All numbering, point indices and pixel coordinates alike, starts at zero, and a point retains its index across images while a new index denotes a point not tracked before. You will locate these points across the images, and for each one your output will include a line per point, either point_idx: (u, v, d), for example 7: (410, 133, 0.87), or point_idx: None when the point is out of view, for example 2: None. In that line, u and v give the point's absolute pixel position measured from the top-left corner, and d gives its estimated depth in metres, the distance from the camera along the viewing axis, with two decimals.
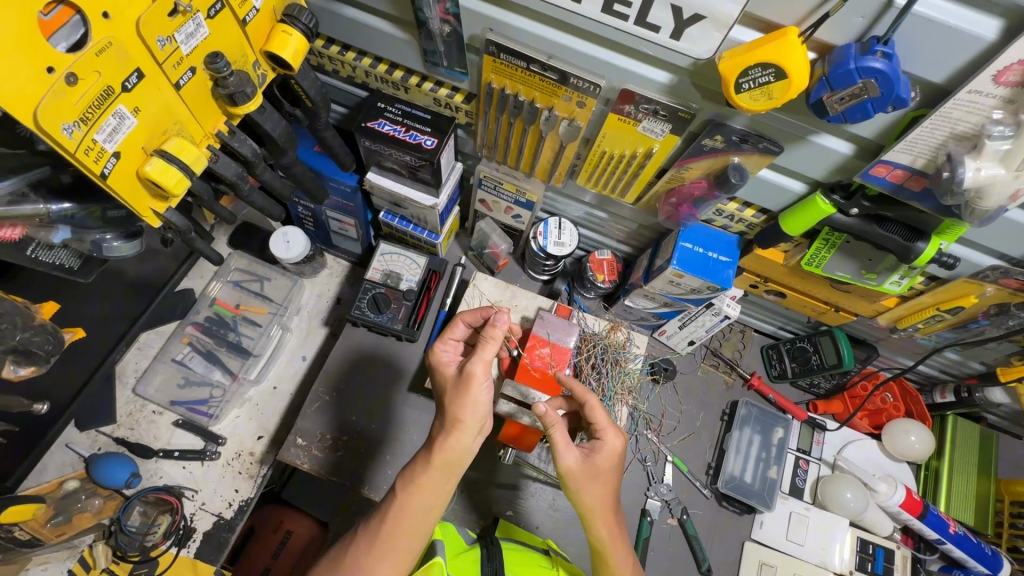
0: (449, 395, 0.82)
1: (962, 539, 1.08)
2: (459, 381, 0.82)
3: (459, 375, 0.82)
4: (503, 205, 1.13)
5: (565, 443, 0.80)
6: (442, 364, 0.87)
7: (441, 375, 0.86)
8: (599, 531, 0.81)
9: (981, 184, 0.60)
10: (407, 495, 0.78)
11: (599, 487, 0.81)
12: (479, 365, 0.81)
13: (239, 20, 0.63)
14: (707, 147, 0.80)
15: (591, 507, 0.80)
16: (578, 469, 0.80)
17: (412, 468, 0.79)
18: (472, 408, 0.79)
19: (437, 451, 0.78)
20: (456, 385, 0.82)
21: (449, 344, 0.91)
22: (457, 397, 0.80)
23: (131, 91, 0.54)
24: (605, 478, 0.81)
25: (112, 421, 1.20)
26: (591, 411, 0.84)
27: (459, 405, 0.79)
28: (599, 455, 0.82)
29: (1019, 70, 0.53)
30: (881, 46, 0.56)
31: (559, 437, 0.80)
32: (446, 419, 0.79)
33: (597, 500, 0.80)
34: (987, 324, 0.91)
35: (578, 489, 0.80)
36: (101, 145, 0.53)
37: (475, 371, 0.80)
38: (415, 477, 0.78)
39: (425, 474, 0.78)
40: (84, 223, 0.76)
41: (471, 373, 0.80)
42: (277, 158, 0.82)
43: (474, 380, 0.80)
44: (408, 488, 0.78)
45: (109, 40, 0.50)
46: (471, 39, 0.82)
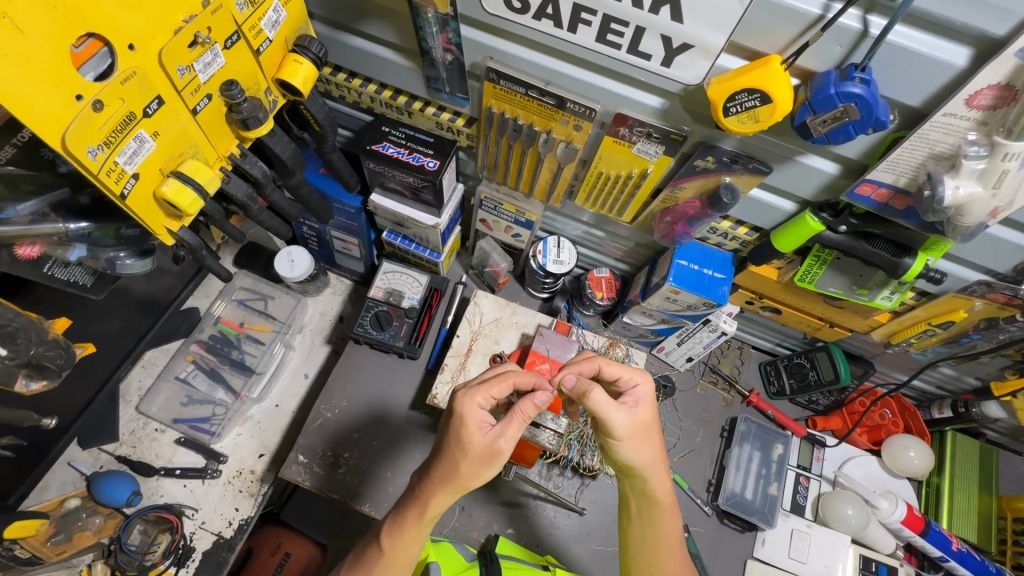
0: (468, 461, 0.73)
1: (966, 556, 1.07)
2: (484, 452, 0.73)
3: (487, 448, 0.73)
4: (503, 224, 1.16)
5: (613, 405, 0.75)
6: (473, 426, 0.73)
7: (466, 438, 0.73)
8: (656, 485, 0.80)
9: (961, 201, 0.63)
10: (397, 550, 0.77)
11: (650, 440, 0.78)
12: (510, 444, 0.74)
13: (253, 50, 0.67)
14: (698, 167, 0.83)
15: (648, 461, 0.78)
16: (631, 429, 0.76)
17: (399, 518, 0.78)
18: (481, 479, 0.75)
19: (428, 509, 0.76)
20: (481, 456, 0.73)
21: (484, 397, 0.75)
22: (474, 466, 0.73)
23: (151, 116, 0.57)
24: (652, 432, 0.79)
25: (114, 439, 1.21)
26: (610, 367, 0.82)
27: (473, 473, 0.73)
28: (642, 408, 0.78)
29: (990, 94, 0.56)
30: (859, 72, 0.59)
31: (605, 402, 0.74)
32: (457, 481, 0.74)
33: (652, 452, 0.79)
34: (978, 338, 0.93)
35: (633, 446, 0.77)
36: (122, 167, 0.56)
37: (505, 451, 0.74)
38: (402, 533, 0.77)
39: (412, 531, 0.77)
40: (100, 241, 0.78)
41: (498, 451, 0.73)
42: (285, 179, 0.85)
43: (500, 460, 0.74)
44: (393, 548, 0.77)
45: (133, 70, 0.54)
46: (472, 67, 0.86)
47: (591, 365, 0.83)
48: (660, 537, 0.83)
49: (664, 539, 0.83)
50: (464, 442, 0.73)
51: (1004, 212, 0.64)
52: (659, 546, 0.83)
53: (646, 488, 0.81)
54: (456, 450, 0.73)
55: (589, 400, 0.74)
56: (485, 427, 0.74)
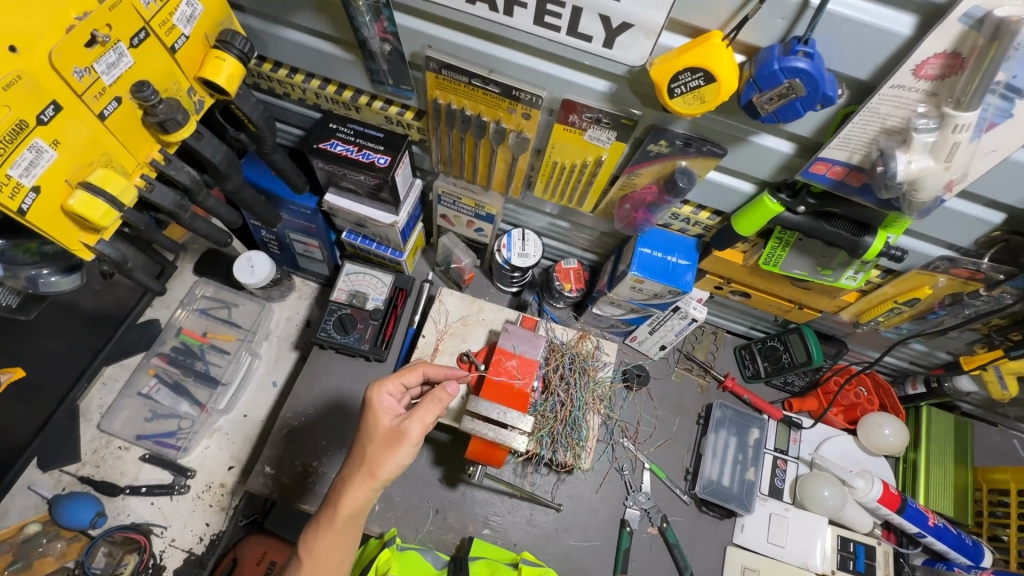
0: (374, 443, 0.77)
1: (943, 531, 1.07)
2: (392, 434, 0.78)
3: (393, 429, 0.78)
4: (464, 219, 1.13)
5: None
6: (381, 411, 0.80)
7: (372, 421, 0.80)
8: None
9: (914, 176, 0.60)
10: (314, 558, 0.76)
11: None
12: (416, 425, 0.77)
13: (166, 48, 0.63)
14: (653, 152, 0.80)
15: None
16: None
17: (315, 528, 0.77)
18: (391, 466, 0.76)
19: (341, 509, 0.76)
20: (386, 439, 0.78)
21: (394, 386, 0.84)
22: (382, 448, 0.77)
23: (47, 124, 0.53)
24: None
25: (76, 460, 1.18)
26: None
27: (379, 459, 0.76)
28: None
29: (937, 63, 0.53)
30: (802, 45, 0.56)
31: None
32: (363, 468, 0.76)
33: None
34: (945, 314, 0.91)
35: None
36: (17, 180, 0.52)
37: (411, 433, 0.77)
38: (319, 538, 0.76)
39: (329, 535, 0.76)
40: (17, 259, 0.72)
41: (407, 432, 0.77)
42: (222, 184, 0.80)
43: (406, 441, 0.76)
44: (312, 557, 0.76)
45: (18, 74, 0.49)
46: (413, 57, 0.82)
47: None
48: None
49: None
50: (372, 425, 0.80)
51: (960, 185, 0.62)
52: None
53: None
54: (369, 435, 0.79)
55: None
56: (392, 411, 0.81)
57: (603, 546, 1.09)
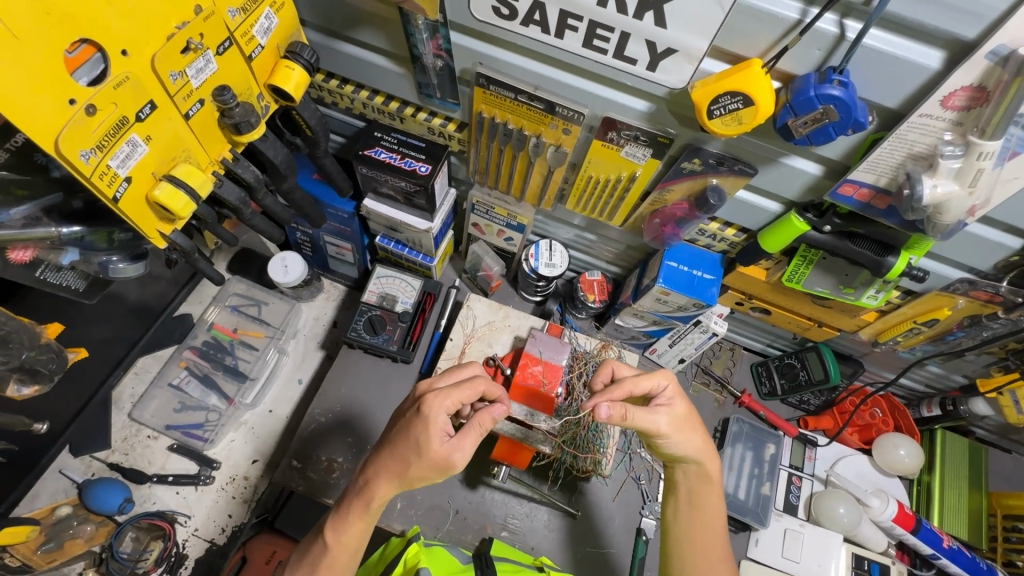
0: (423, 465, 0.78)
1: (957, 553, 1.08)
2: (439, 460, 0.79)
3: (442, 457, 0.78)
4: (495, 228, 1.17)
5: (650, 415, 0.84)
6: (436, 433, 0.78)
7: (426, 444, 0.78)
8: (708, 470, 0.91)
9: (939, 199, 0.64)
10: (339, 543, 0.82)
11: (691, 432, 0.89)
12: (464, 460, 0.79)
13: (245, 56, 0.68)
14: (686, 169, 0.84)
15: (695, 449, 0.89)
16: (670, 425, 0.86)
17: (344, 512, 0.82)
18: (426, 480, 0.81)
19: (372, 503, 0.81)
20: (434, 462, 0.79)
21: (450, 403, 0.81)
22: (429, 469, 0.79)
23: (143, 121, 0.58)
24: (690, 419, 0.89)
25: (107, 447, 1.21)
26: (639, 382, 0.86)
27: (419, 476, 0.79)
28: (677, 407, 0.88)
29: (963, 95, 0.58)
30: (838, 75, 0.61)
31: (638, 416, 0.83)
32: (405, 482, 0.79)
33: (698, 442, 0.89)
34: (962, 336, 0.94)
35: (678, 437, 0.87)
36: (115, 170, 0.56)
37: (458, 464, 0.79)
38: (347, 527, 0.82)
39: (359, 523, 0.82)
40: (93, 245, 0.78)
41: (453, 461, 0.79)
42: (278, 184, 0.85)
43: (452, 470, 0.80)
44: (339, 543, 0.81)
45: (126, 75, 0.54)
46: (462, 73, 0.87)
47: (621, 390, 0.85)
48: (712, 519, 0.91)
49: (710, 522, 0.90)
50: (425, 446, 0.78)
51: (982, 210, 0.66)
52: (703, 531, 0.90)
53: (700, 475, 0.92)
54: (419, 453, 0.79)
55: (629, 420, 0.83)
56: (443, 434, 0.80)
57: (619, 553, 1.11)
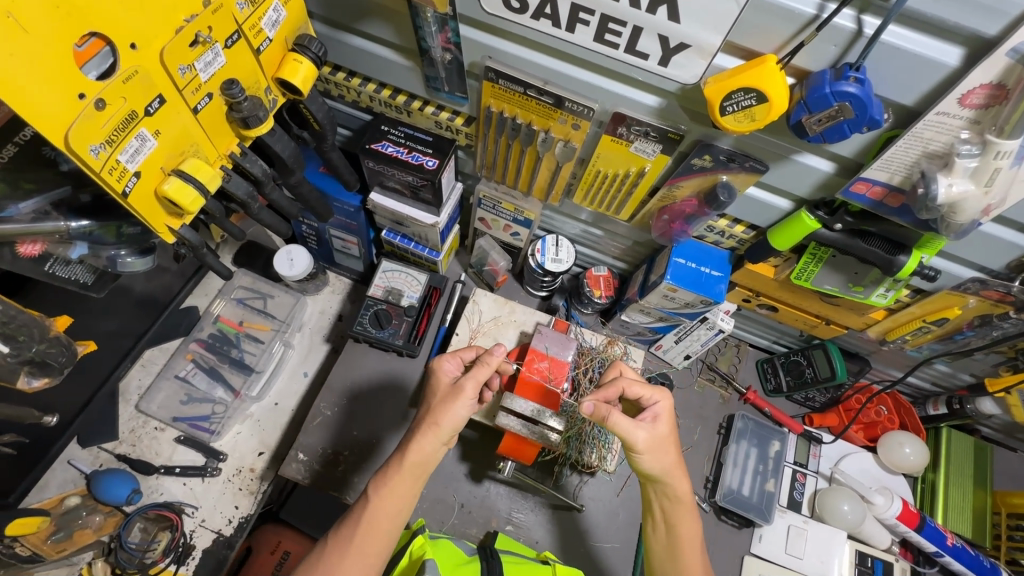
0: (437, 399, 0.87)
1: (960, 551, 1.09)
2: (450, 391, 0.87)
3: (449, 387, 0.88)
4: (501, 223, 1.17)
5: (633, 424, 0.82)
6: (445, 373, 0.91)
7: (435, 379, 0.91)
8: (679, 488, 0.87)
9: (954, 199, 0.63)
10: (378, 497, 0.82)
11: (668, 452, 0.85)
12: (472, 383, 0.85)
13: (253, 49, 0.68)
14: (696, 166, 0.84)
15: (667, 470, 0.85)
16: (649, 441, 0.83)
17: (383, 472, 0.84)
18: (451, 416, 0.84)
19: (408, 456, 0.83)
20: (443, 395, 0.87)
21: (455, 359, 0.93)
22: (445, 404, 0.85)
23: (152, 115, 0.57)
24: (670, 441, 0.86)
25: (114, 438, 1.22)
26: (632, 387, 0.89)
27: (441, 409, 0.84)
28: (660, 422, 0.86)
29: (982, 93, 0.57)
30: (854, 72, 0.60)
31: (621, 422, 0.82)
32: (426, 419, 0.85)
33: (672, 461, 0.86)
34: (972, 335, 0.94)
35: (651, 459, 0.84)
36: (124, 165, 0.56)
37: (466, 388, 0.85)
38: (387, 480, 0.83)
39: (395, 476, 0.83)
40: (102, 239, 0.78)
41: (462, 389, 0.85)
42: (285, 178, 0.85)
43: (462, 395, 0.85)
44: (379, 494, 0.82)
45: (135, 68, 0.54)
46: (471, 66, 0.86)
47: (615, 389, 0.89)
48: (686, 539, 0.87)
49: (685, 540, 0.87)
50: (434, 384, 0.90)
51: (997, 210, 0.65)
52: (681, 550, 0.86)
53: (669, 494, 0.87)
54: (433, 397, 0.88)
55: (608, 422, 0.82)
56: (453, 374, 0.92)
57: (622, 549, 1.11)
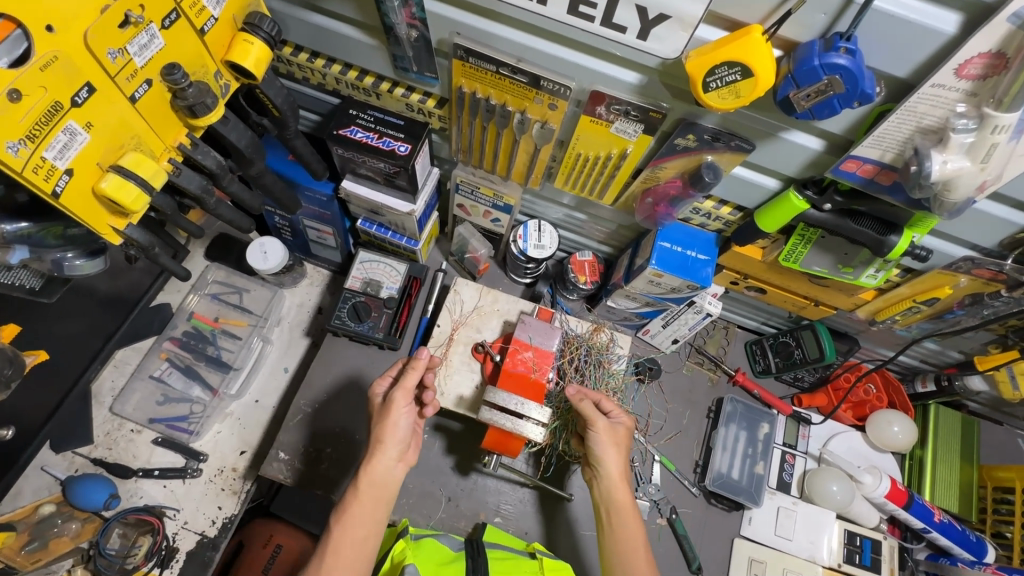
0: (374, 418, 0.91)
1: (948, 527, 1.09)
2: (382, 407, 0.91)
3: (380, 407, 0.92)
4: (481, 209, 1.12)
5: (595, 413, 0.92)
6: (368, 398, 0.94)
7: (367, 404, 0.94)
8: (623, 492, 0.91)
9: (948, 176, 0.60)
10: (343, 528, 0.83)
11: (619, 454, 0.92)
12: (399, 392, 0.90)
13: (196, 30, 0.62)
14: (679, 146, 0.79)
15: (613, 467, 0.91)
16: (606, 431, 0.91)
17: (342, 505, 0.86)
18: (393, 427, 0.89)
19: (364, 476, 0.87)
20: (380, 411, 0.92)
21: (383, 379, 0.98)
22: (380, 419, 0.90)
23: (81, 106, 0.52)
24: (622, 447, 0.93)
25: (89, 442, 1.18)
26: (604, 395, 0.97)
27: (380, 427, 0.89)
28: (619, 427, 0.93)
29: (980, 63, 0.53)
30: (845, 42, 0.56)
31: (587, 408, 0.92)
32: (371, 439, 0.89)
33: (620, 463, 0.92)
34: (963, 314, 0.92)
35: (604, 449, 0.91)
36: (51, 163, 0.51)
37: (396, 399, 0.90)
38: (346, 509, 0.85)
39: (356, 504, 0.85)
40: (44, 242, 0.72)
41: (394, 401, 0.90)
42: (245, 169, 0.80)
43: (395, 407, 0.90)
44: (339, 523, 0.83)
45: (55, 54, 0.48)
46: (439, 44, 0.81)
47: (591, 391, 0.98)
48: (627, 540, 0.88)
49: (629, 544, 0.88)
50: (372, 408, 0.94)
51: (993, 186, 0.62)
52: (623, 548, 0.88)
53: (614, 499, 0.91)
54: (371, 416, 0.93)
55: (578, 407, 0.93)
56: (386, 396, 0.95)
57: None
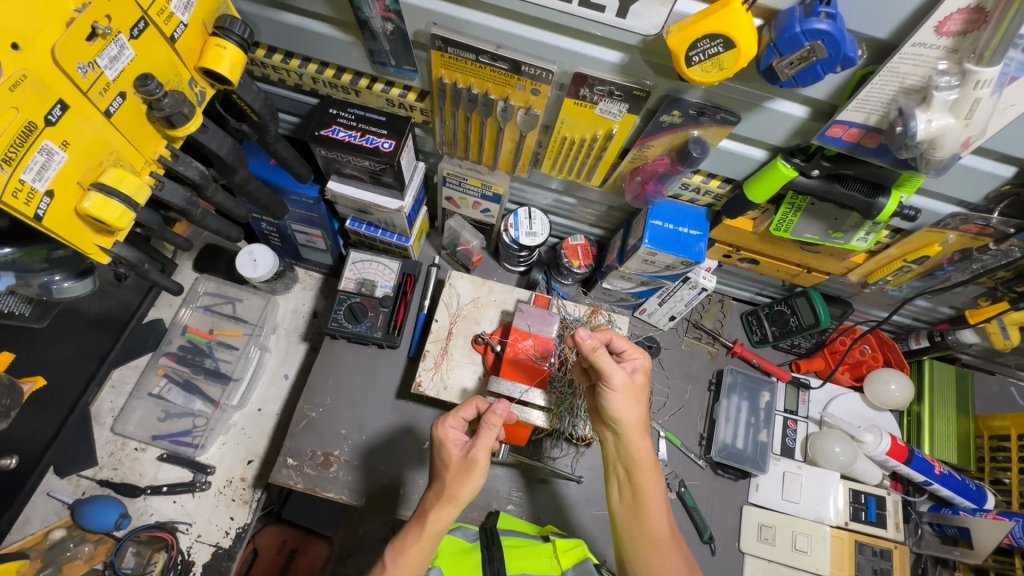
0: (450, 472, 0.84)
1: (948, 477, 1.12)
2: (463, 462, 0.84)
3: (463, 458, 0.84)
4: (470, 200, 1.11)
5: (614, 366, 0.84)
6: (450, 444, 0.86)
7: (445, 453, 0.86)
8: (639, 447, 0.88)
9: (934, 134, 0.60)
10: (397, 568, 0.82)
11: (635, 407, 0.87)
12: (484, 453, 0.84)
13: (166, 38, 0.60)
14: (665, 123, 0.79)
15: (631, 423, 0.87)
16: (624, 386, 0.86)
17: (402, 541, 0.83)
18: (469, 489, 0.84)
19: (427, 525, 0.83)
20: (457, 464, 0.84)
21: (455, 419, 0.89)
22: (459, 477, 0.84)
23: (55, 124, 0.51)
24: (638, 397, 0.88)
25: (93, 464, 1.18)
26: (617, 340, 0.91)
27: (459, 485, 0.83)
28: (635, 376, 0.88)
29: (959, 19, 0.54)
30: (824, 6, 0.55)
31: (604, 360, 0.84)
32: (445, 493, 0.84)
33: (637, 416, 0.87)
34: (952, 270, 0.93)
35: (621, 405, 0.86)
36: (31, 185, 0.50)
37: (480, 459, 0.84)
38: (405, 551, 0.82)
39: (415, 546, 0.82)
40: (29, 266, 0.70)
41: (476, 458, 0.84)
42: (229, 178, 0.78)
43: (479, 468, 0.84)
44: (400, 565, 0.82)
45: (23, 72, 0.47)
46: (416, 36, 0.79)
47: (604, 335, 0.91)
48: (648, 497, 0.88)
49: (651, 499, 0.88)
50: (445, 457, 0.86)
51: (977, 141, 0.62)
52: (644, 505, 0.88)
53: (630, 455, 0.88)
54: (444, 464, 0.86)
55: (592, 360, 0.84)
56: (460, 442, 0.87)
57: None
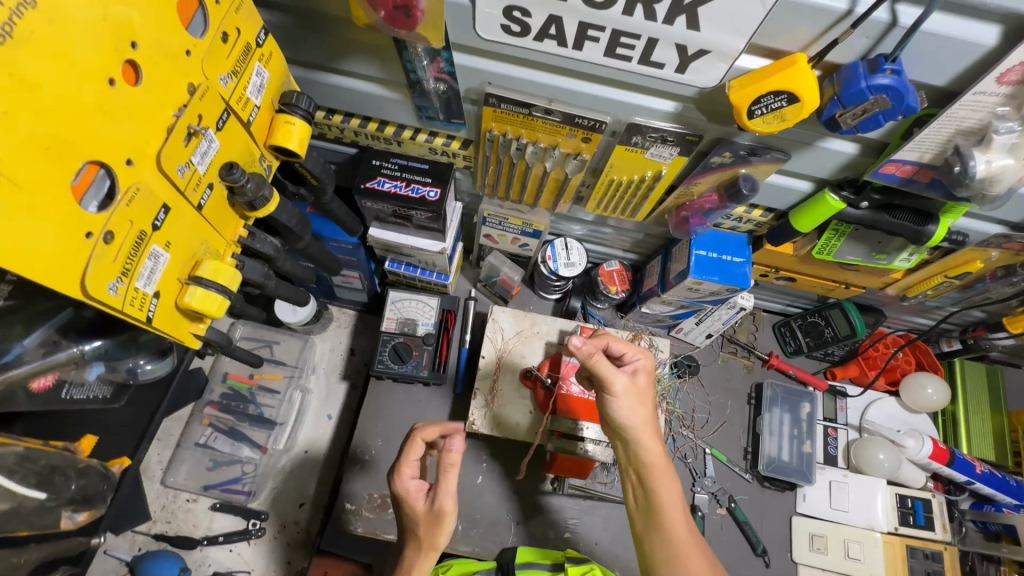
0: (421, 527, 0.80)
1: (989, 476, 1.15)
2: (431, 513, 0.79)
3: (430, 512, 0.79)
4: (509, 236, 1.12)
5: (613, 371, 0.81)
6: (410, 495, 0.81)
7: (409, 508, 0.81)
8: (651, 449, 0.82)
9: (994, 173, 0.64)
10: None
11: (641, 407, 0.83)
12: (449, 501, 0.79)
13: (244, 123, 0.61)
14: (715, 163, 0.81)
15: (636, 425, 0.82)
16: (625, 390, 0.82)
17: None
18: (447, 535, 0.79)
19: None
20: (424, 517, 0.80)
21: (410, 467, 0.83)
22: (432, 528, 0.79)
23: (160, 228, 0.52)
24: (645, 396, 0.84)
25: (147, 519, 1.18)
26: (616, 342, 0.87)
27: (435, 536, 0.79)
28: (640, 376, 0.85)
29: (1020, 70, 0.55)
30: (890, 63, 0.57)
31: (602, 365, 0.81)
32: (423, 544, 0.79)
33: (644, 418, 0.82)
34: (992, 283, 0.96)
35: (626, 408, 0.82)
36: (143, 291, 0.51)
37: (445, 506, 0.79)
38: None
39: None
40: (116, 354, 0.77)
41: (442, 507, 0.78)
42: (292, 243, 0.79)
43: (448, 516, 0.79)
44: None
45: (136, 185, 0.48)
46: (467, 92, 0.80)
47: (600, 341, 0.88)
48: (663, 500, 0.81)
49: (668, 501, 0.81)
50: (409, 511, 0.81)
51: None
52: (661, 510, 0.81)
53: (641, 460, 0.83)
54: (413, 520, 0.81)
55: (589, 367, 0.82)
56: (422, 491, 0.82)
57: None
